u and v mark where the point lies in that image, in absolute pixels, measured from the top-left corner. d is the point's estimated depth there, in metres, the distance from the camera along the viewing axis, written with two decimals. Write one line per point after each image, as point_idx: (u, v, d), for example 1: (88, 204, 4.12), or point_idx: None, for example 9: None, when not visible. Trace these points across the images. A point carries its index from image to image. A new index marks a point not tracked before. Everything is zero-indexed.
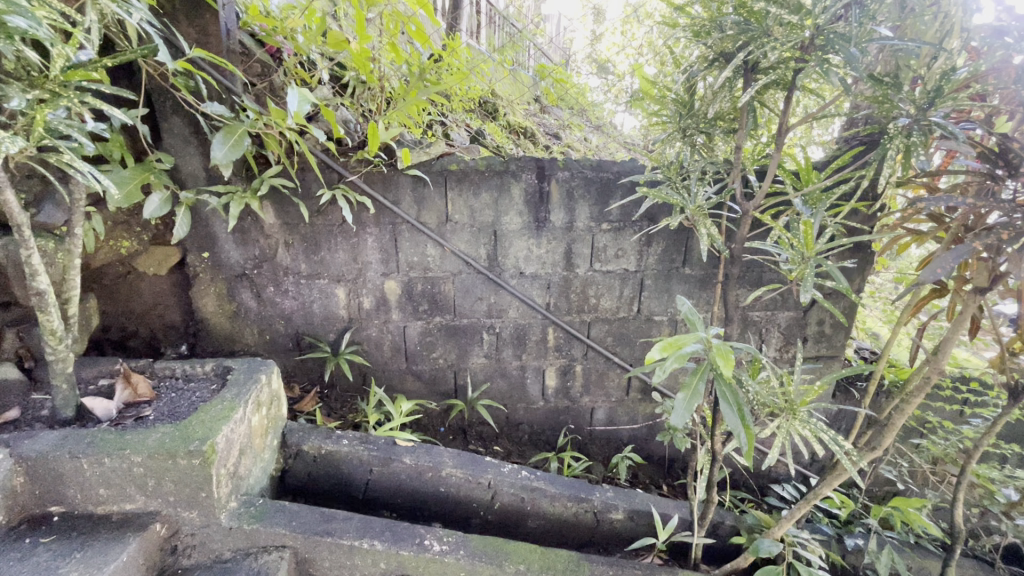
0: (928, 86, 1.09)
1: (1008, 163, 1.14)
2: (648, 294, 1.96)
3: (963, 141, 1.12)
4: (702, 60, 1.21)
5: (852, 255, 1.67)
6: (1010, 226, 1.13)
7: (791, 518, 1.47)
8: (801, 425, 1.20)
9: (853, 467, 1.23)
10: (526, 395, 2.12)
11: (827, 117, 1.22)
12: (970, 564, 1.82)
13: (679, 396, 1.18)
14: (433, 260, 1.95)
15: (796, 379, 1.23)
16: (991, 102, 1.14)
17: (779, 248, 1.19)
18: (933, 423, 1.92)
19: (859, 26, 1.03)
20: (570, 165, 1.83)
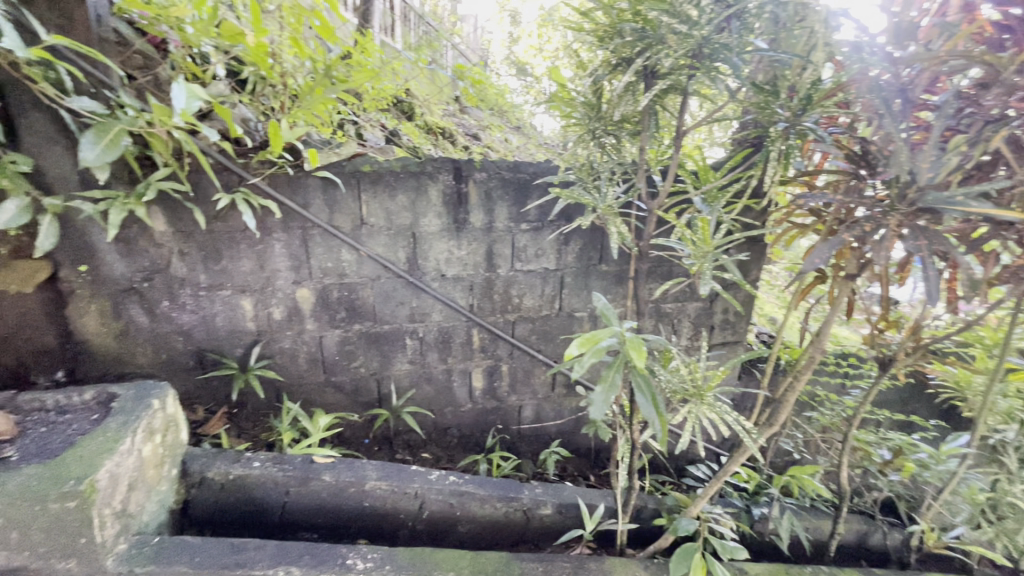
0: (799, 94, 1.22)
1: (869, 164, 1.30)
2: (568, 291, 2.01)
3: (830, 143, 1.26)
4: (606, 65, 1.26)
5: (747, 248, 1.82)
6: (872, 219, 1.26)
7: (705, 495, 1.57)
8: (708, 408, 1.28)
9: (754, 444, 1.34)
10: (453, 398, 2.10)
11: (718, 121, 1.32)
12: (856, 520, 2.04)
13: (598, 389, 1.23)
14: (349, 265, 1.87)
15: (702, 366, 1.32)
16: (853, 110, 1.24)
17: (682, 244, 1.26)
18: (821, 397, 2.14)
19: (739, 38, 1.15)
20: (487, 166, 1.83)
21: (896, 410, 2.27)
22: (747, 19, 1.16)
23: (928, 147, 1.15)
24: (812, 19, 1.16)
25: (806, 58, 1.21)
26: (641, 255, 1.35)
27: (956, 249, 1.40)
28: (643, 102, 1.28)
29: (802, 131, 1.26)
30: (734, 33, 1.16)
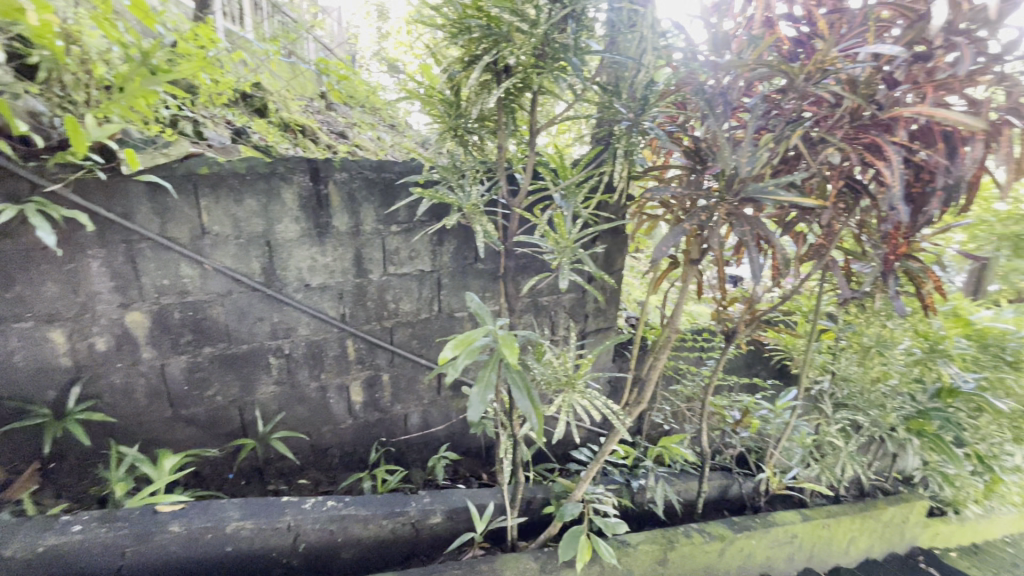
0: (637, 95, 1.30)
1: (701, 159, 1.44)
2: (446, 292, 1.97)
3: (668, 140, 1.38)
4: (459, 62, 1.24)
5: (610, 239, 1.94)
6: (706, 209, 1.40)
7: (587, 478, 1.65)
8: (580, 395, 1.34)
9: (623, 425, 1.42)
10: (330, 416, 1.95)
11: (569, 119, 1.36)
12: (718, 475, 2.30)
13: (474, 390, 1.21)
14: (191, 281, 1.64)
15: (573, 356, 1.37)
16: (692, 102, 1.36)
17: (544, 241, 1.25)
18: (684, 370, 2.36)
19: (576, 39, 1.19)
20: (348, 166, 1.72)
21: (743, 374, 2.60)
22: (584, 21, 1.19)
23: (745, 144, 1.30)
24: (642, 25, 1.24)
25: (639, 61, 1.28)
26: (506, 253, 1.37)
27: (775, 231, 1.62)
28: (498, 100, 1.28)
29: (643, 130, 1.35)
30: (572, 31, 1.19)
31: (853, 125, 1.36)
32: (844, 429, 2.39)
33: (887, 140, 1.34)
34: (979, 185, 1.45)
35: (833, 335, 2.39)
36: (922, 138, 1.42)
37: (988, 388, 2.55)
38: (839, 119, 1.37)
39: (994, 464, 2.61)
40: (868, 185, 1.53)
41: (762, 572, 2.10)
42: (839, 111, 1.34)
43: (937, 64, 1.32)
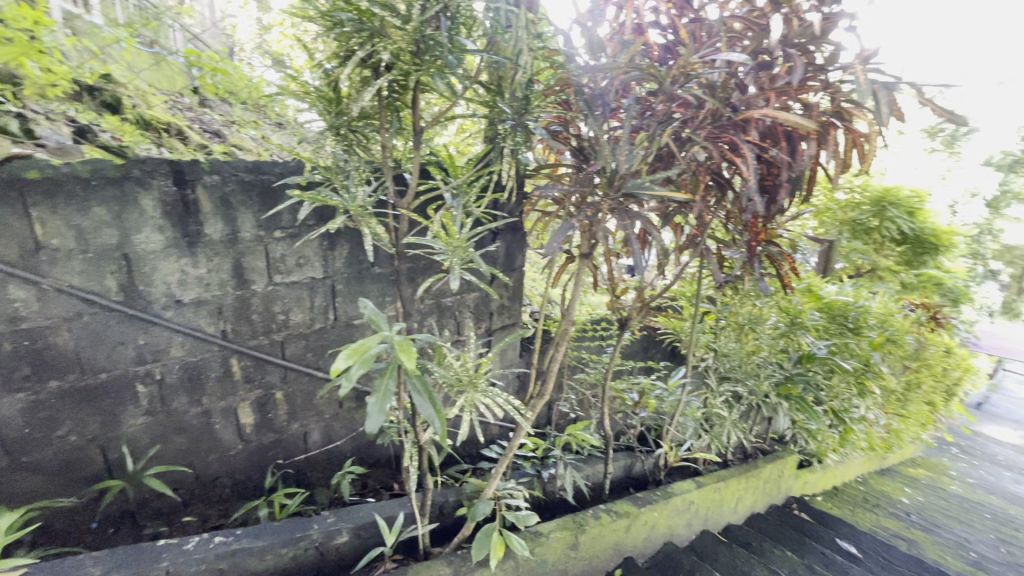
0: (518, 95, 1.34)
1: (585, 157, 1.51)
2: (342, 299, 1.87)
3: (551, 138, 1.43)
4: (334, 57, 1.18)
5: (509, 236, 1.97)
6: (592, 206, 1.47)
7: (497, 475, 1.65)
8: (483, 394, 1.34)
9: (526, 419, 1.44)
10: (217, 443, 1.76)
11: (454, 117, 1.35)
12: (623, 455, 2.43)
13: (372, 401, 1.16)
14: (24, 306, 1.38)
15: (473, 355, 1.37)
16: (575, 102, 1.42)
17: (435, 241, 1.23)
18: (587, 359, 2.47)
19: (448, 36, 1.16)
20: (219, 168, 1.57)
21: (640, 358, 2.78)
22: (460, 18, 1.17)
23: (623, 143, 1.38)
24: (516, 26, 1.20)
25: (515, 60, 1.27)
26: (397, 255, 1.32)
27: (657, 223, 1.74)
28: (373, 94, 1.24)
29: (528, 128, 1.39)
30: (444, 29, 1.15)
31: (714, 126, 1.50)
32: (727, 400, 2.65)
33: (741, 139, 1.49)
34: (816, 179, 1.67)
35: (713, 316, 2.65)
36: (770, 137, 1.61)
37: (837, 352, 2.97)
38: (703, 120, 1.50)
39: (845, 417, 3.05)
40: (730, 179, 1.70)
41: (665, 541, 2.26)
42: (701, 113, 1.48)
43: (777, 72, 1.51)
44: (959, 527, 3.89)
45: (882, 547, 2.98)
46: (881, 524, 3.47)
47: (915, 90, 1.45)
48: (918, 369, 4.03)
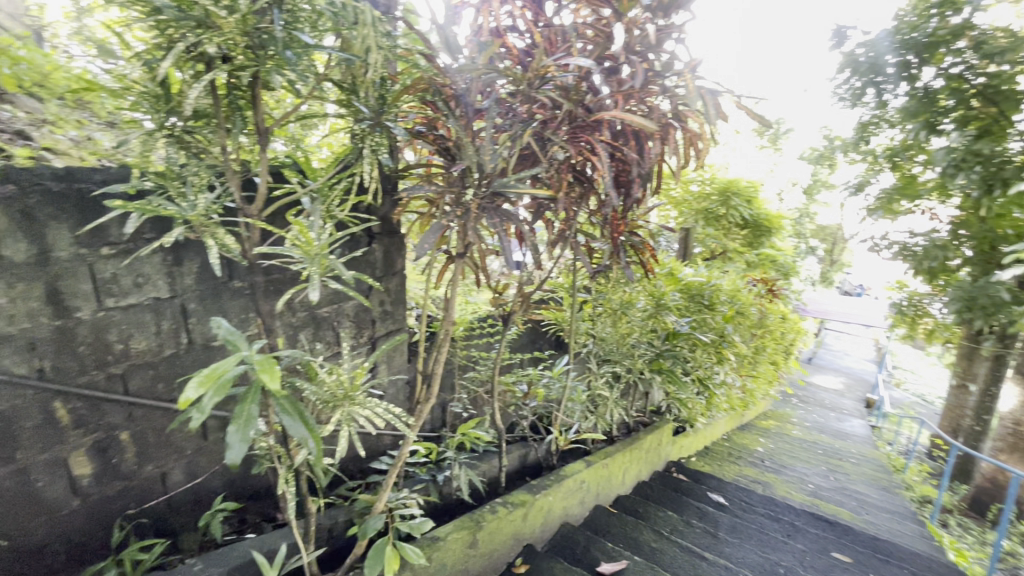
0: (374, 94, 1.31)
1: (450, 156, 1.52)
2: (195, 319, 1.65)
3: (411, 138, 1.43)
4: (155, 47, 1.05)
5: (384, 239, 1.90)
6: (460, 206, 1.47)
7: (387, 486, 1.56)
8: (361, 407, 1.28)
9: (410, 428, 1.39)
10: (41, 504, 1.40)
11: (302, 117, 1.26)
12: (517, 447, 2.49)
13: (231, 429, 1.06)
14: None
15: (348, 367, 1.29)
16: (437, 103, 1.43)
17: (291, 249, 1.16)
18: (476, 356, 2.48)
19: (283, 30, 1.06)
20: (12, 173, 1.25)
21: (528, 349, 2.85)
22: (299, 12, 1.10)
23: (485, 142, 1.40)
24: (363, 23, 1.15)
25: (364, 58, 1.23)
26: (251, 268, 1.20)
27: (529, 219, 1.80)
28: (207, 87, 1.14)
29: (387, 129, 1.36)
30: (279, 22, 1.07)
31: (571, 127, 1.59)
32: (609, 380, 2.85)
33: (596, 139, 1.60)
34: (663, 174, 1.84)
35: (590, 304, 2.83)
36: (621, 137, 1.75)
37: (697, 327, 3.36)
38: (561, 121, 1.58)
39: (709, 383, 3.47)
40: (590, 176, 1.81)
41: (562, 523, 2.36)
42: (558, 114, 1.56)
43: (623, 78, 1.65)
44: (801, 465, 4.61)
45: (743, 492, 3.43)
46: (743, 473, 3.98)
47: (734, 96, 1.66)
48: (763, 335, 4.70)
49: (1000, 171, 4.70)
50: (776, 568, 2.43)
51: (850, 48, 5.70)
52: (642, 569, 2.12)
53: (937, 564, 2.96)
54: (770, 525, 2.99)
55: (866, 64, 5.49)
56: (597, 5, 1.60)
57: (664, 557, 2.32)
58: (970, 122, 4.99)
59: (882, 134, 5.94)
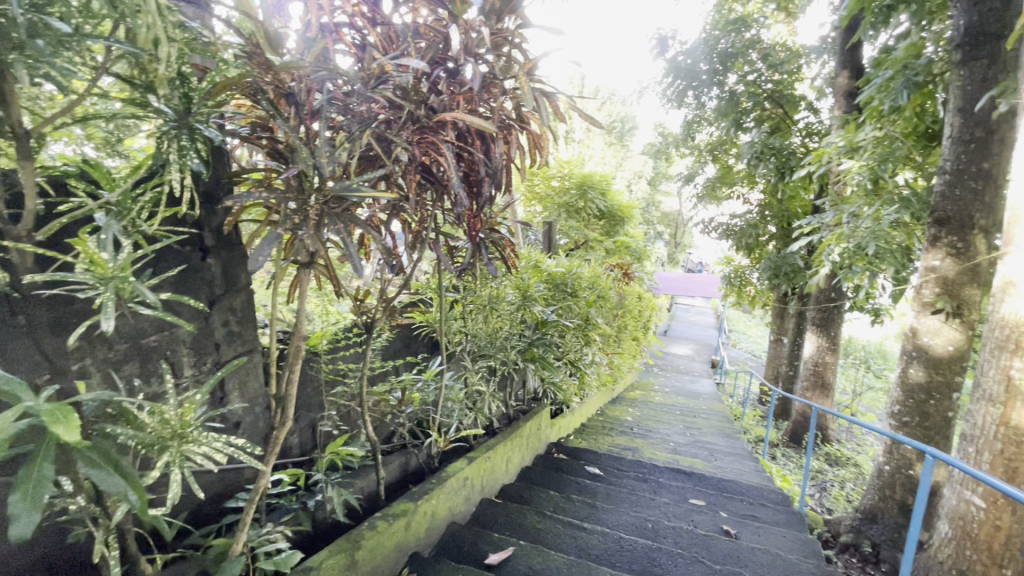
0: (175, 92, 1.16)
1: (281, 158, 1.41)
2: None
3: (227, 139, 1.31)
4: None
5: (222, 251, 1.69)
6: (298, 213, 1.35)
7: (243, 527, 1.42)
8: (196, 444, 1.13)
9: (260, 458, 1.26)
10: None
11: (78, 119, 1.07)
12: (395, 456, 2.40)
13: (14, 498, 0.86)
14: None
15: (176, 402, 1.13)
16: (258, 100, 1.30)
17: (79, 274, 0.98)
18: (344, 369, 2.33)
19: (29, 15, 0.89)
20: None
21: (402, 354, 2.75)
22: None
23: (320, 145, 1.32)
24: (146, 11, 1.00)
25: (155, 51, 1.08)
26: None
27: (381, 221, 1.74)
28: None
29: (195, 131, 1.22)
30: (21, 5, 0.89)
31: (415, 127, 1.57)
32: (484, 375, 2.89)
33: (441, 139, 1.60)
34: (511, 172, 1.90)
35: (461, 302, 2.84)
36: (467, 137, 1.76)
37: (563, 314, 3.58)
38: (402, 121, 1.55)
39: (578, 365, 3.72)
40: (438, 174, 1.79)
41: (448, 524, 2.35)
42: (397, 115, 1.52)
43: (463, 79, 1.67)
44: (663, 427, 5.17)
45: (616, 461, 3.74)
46: (615, 442, 4.35)
47: (567, 99, 1.77)
48: (622, 314, 5.18)
49: (787, 161, 5.73)
50: (645, 524, 2.69)
51: (672, 56, 6.51)
52: (528, 552, 2.20)
53: (767, 491, 3.54)
54: (639, 486, 3.31)
55: (685, 70, 6.32)
56: (433, 5, 1.60)
57: (548, 536, 2.43)
58: (765, 121, 6.07)
59: (704, 130, 6.90)
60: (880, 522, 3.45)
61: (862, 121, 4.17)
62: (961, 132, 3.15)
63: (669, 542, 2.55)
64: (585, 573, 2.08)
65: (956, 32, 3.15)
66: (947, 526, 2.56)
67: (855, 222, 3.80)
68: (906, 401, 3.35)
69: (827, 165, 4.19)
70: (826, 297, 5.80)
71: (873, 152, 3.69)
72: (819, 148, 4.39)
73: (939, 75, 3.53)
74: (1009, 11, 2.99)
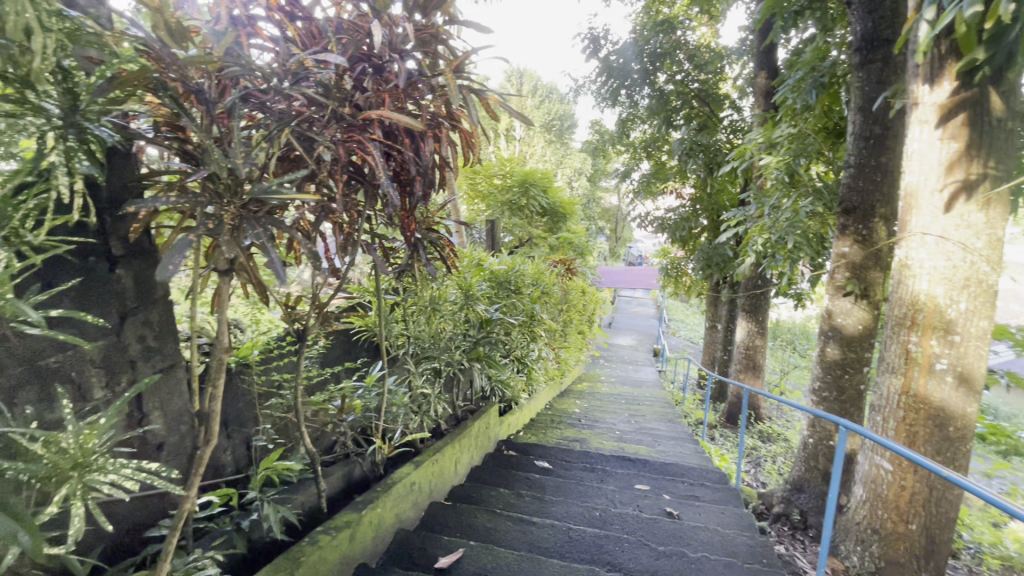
0: (57, 88, 1.07)
1: (191, 159, 1.31)
2: None
3: (120, 139, 1.22)
4: None
5: (132, 260, 1.55)
6: (213, 217, 1.26)
7: (165, 557, 1.31)
8: (100, 474, 1.04)
9: (178, 484, 1.17)
10: None
11: None
12: (337, 467, 2.31)
13: None
14: None
15: (78, 427, 1.03)
16: (162, 96, 1.21)
17: None
18: (278, 380, 2.21)
19: None
20: None
21: (342, 360, 2.65)
22: None
23: (235, 144, 1.24)
24: None
25: (31, 43, 0.98)
26: None
27: (309, 225, 1.66)
28: None
29: (85, 131, 1.13)
30: None
31: (340, 125, 1.51)
32: (428, 377, 2.84)
33: (367, 138, 1.54)
34: (443, 170, 1.87)
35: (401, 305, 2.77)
36: (396, 135, 1.72)
37: (507, 311, 3.59)
38: (325, 119, 1.49)
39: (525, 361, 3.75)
40: (366, 175, 1.74)
41: (396, 531, 2.29)
42: (319, 113, 1.46)
43: (389, 76, 1.62)
44: (609, 417, 5.32)
45: (564, 453, 3.81)
46: (564, 435, 4.42)
47: (496, 97, 1.76)
48: (566, 308, 5.30)
49: (714, 157, 6.04)
50: (593, 513, 2.76)
51: (605, 56, 6.68)
52: (478, 552, 2.19)
53: (706, 471, 3.72)
54: (587, 476, 3.39)
55: (618, 69, 6.50)
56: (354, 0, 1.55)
57: (498, 533, 2.44)
58: (693, 118, 6.37)
59: (638, 128, 7.15)
60: (807, 491, 3.71)
61: (778, 118, 4.47)
62: (862, 129, 3.43)
63: (617, 528, 2.62)
64: (535, 567, 2.11)
65: (856, 37, 3.42)
66: (862, 490, 2.79)
67: (776, 214, 4.07)
68: (825, 378, 3.62)
69: (749, 160, 4.46)
70: (754, 284, 6.16)
71: (789, 148, 3.96)
72: (742, 144, 4.66)
73: (842, 77, 3.83)
74: (899, 18, 3.28)
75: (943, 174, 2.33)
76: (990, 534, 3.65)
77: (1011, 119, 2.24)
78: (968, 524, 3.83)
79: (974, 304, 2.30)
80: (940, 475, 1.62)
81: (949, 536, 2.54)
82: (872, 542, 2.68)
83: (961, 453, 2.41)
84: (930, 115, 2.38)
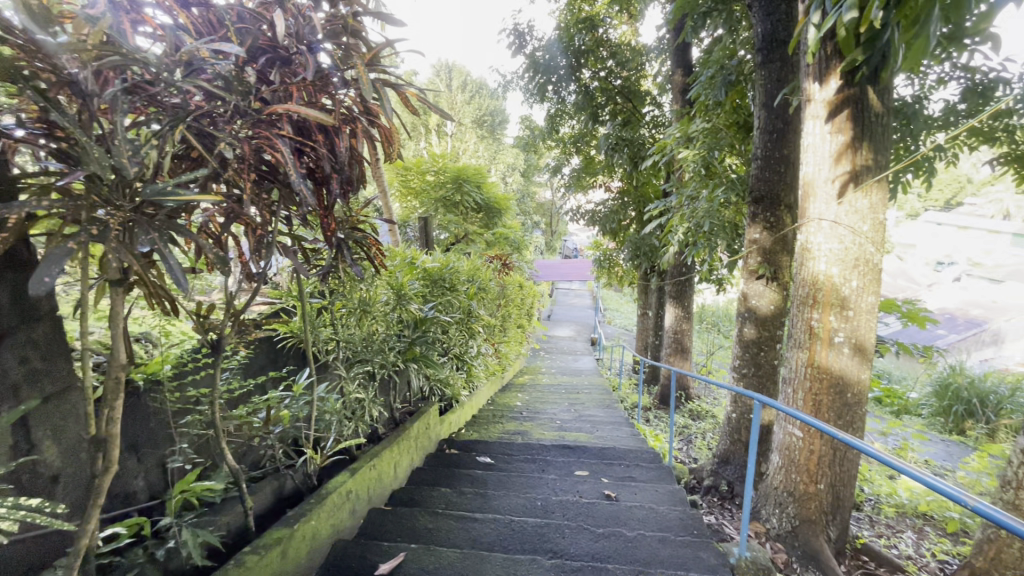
0: None
1: (70, 158, 1.17)
2: None
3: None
4: None
5: (7, 272, 1.38)
6: (97, 220, 1.12)
7: None
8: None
9: (65, 520, 1.12)
10: None
11: None
12: (266, 483, 2.18)
13: None
14: None
15: None
16: (30, 89, 1.08)
17: None
18: (194, 396, 2.04)
19: None
20: None
21: (265, 370, 2.50)
22: None
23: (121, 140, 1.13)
24: None
25: None
26: None
27: (217, 229, 1.54)
28: None
29: None
30: None
31: (244, 121, 1.42)
32: (360, 381, 2.75)
33: (276, 134, 1.46)
34: (361, 168, 1.81)
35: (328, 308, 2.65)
36: (309, 130, 1.63)
37: (441, 309, 3.55)
38: (227, 115, 1.39)
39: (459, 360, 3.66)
40: (277, 173, 1.64)
41: (333, 542, 2.21)
42: (220, 108, 1.36)
43: (297, 69, 1.56)
44: (550, 407, 5.42)
45: (506, 447, 3.84)
46: (505, 429, 4.46)
47: (414, 91, 1.73)
48: (503, 303, 5.33)
49: (638, 151, 6.29)
50: (535, 503, 2.81)
51: (531, 52, 6.76)
52: (420, 554, 2.16)
53: (641, 451, 3.89)
54: (528, 468, 3.44)
55: (544, 65, 6.60)
56: None
57: (441, 533, 2.42)
58: (618, 114, 6.61)
59: (566, 123, 7.30)
60: (733, 462, 3.99)
61: (694, 114, 4.74)
62: (766, 124, 3.70)
63: (558, 515, 2.68)
64: (478, 562, 2.11)
65: (757, 38, 3.68)
66: (778, 457, 3.03)
67: (696, 204, 4.31)
68: (743, 356, 3.89)
69: (670, 154, 4.69)
70: (679, 272, 6.50)
71: (704, 142, 4.20)
72: (663, 139, 4.89)
73: (748, 75, 4.12)
74: (793, 22, 3.56)
75: (833, 164, 2.56)
76: (886, 486, 4.10)
77: (886, 114, 2.52)
78: (869, 479, 4.27)
79: (863, 282, 2.56)
80: (836, 437, 1.79)
81: (849, 490, 2.84)
82: (788, 503, 2.91)
83: (857, 416, 2.69)
84: (820, 110, 2.60)
